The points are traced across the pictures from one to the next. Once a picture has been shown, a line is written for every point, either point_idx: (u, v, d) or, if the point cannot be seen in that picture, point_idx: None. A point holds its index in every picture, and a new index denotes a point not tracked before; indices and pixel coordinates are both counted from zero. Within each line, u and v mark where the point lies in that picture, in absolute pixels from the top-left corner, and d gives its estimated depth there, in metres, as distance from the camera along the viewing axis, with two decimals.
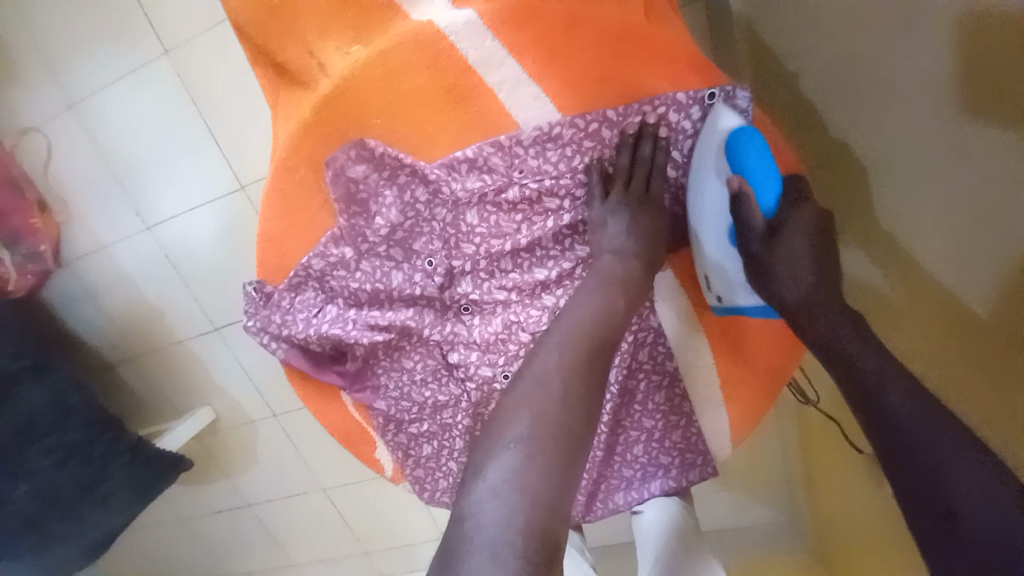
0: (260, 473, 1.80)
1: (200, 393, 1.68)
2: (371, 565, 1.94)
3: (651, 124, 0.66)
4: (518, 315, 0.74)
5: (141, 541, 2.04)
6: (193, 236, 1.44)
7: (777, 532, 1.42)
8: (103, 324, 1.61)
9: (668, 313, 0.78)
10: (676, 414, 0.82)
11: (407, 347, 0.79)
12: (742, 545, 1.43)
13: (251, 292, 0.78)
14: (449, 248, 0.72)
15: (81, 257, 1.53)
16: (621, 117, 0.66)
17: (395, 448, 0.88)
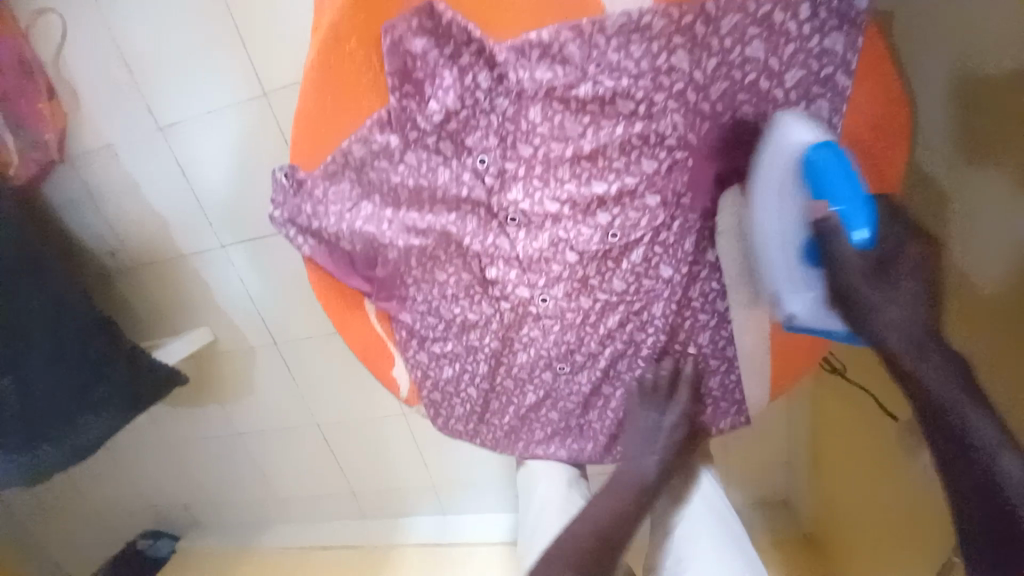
0: (254, 403, 1.77)
1: (200, 313, 1.62)
2: (357, 506, 1.94)
3: (749, 23, 0.60)
4: (568, 232, 0.72)
5: (125, 459, 2.01)
6: (207, 144, 1.35)
7: (773, 516, 1.40)
8: (104, 228, 1.54)
9: (728, 246, 0.71)
10: (717, 358, 0.78)
11: (442, 257, 0.74)
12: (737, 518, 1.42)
13: (282, 178, 0.70)
14: (505, 147, 0.68)
15: (86, 154, 1.43)
16: (718, 13, 0.60)
17: (414, 367, 0.83)
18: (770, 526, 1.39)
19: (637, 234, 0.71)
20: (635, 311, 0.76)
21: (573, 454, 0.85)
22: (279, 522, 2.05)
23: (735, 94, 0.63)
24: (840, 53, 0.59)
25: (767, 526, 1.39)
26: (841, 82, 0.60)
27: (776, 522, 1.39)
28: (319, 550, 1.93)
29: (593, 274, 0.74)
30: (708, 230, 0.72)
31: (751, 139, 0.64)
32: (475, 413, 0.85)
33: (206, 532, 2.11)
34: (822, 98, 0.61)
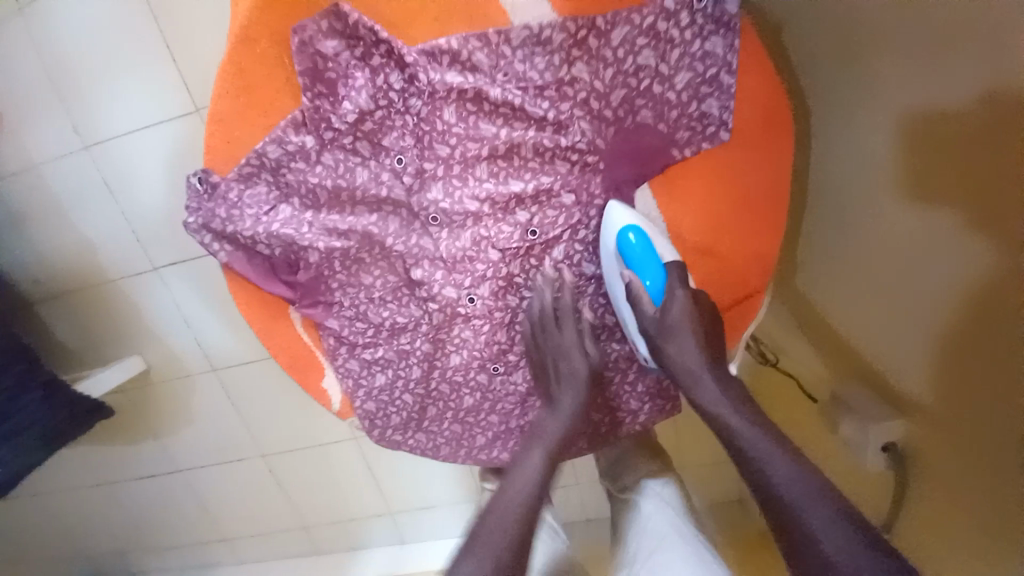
0: (194, 435, 1.66)
1: (132, 340, 1.53)
2: (310, 541, 1.82)
3: (637, 34, 0.64)
4: (489, 230, 0.72)
5: (48, 508, 1.84)
6: (137, 163, 1.30)
7: (735, 517, 1.43)
8: (24, 254, 1.44)
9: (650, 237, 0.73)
10: None
11: (367, 259, 0.74)
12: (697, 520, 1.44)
13: (195, 182, 0.69)
14: (422, 147, 0.70)
15: (6, 177, 1.36)
16: (609, 26, 0.64)
17: (345, 377, 0.81)
18: (734, 527, 1.41)
19: (556, 232, 0.73)
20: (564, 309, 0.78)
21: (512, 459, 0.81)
22: (225, 565, 1.90)
23: (634, 99, 0.67)
24: (720, 55, 0.64)
25: (730, 529, 1.40)
26: (726, 81, 0.65)
27: (736, 523, 1.41)
28: None
29: (518, 274, 0.75)
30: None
31: (654, 138, 0.68)
32: (412, 420, 0.83)
33: None
34: (711, 97, 0.66)
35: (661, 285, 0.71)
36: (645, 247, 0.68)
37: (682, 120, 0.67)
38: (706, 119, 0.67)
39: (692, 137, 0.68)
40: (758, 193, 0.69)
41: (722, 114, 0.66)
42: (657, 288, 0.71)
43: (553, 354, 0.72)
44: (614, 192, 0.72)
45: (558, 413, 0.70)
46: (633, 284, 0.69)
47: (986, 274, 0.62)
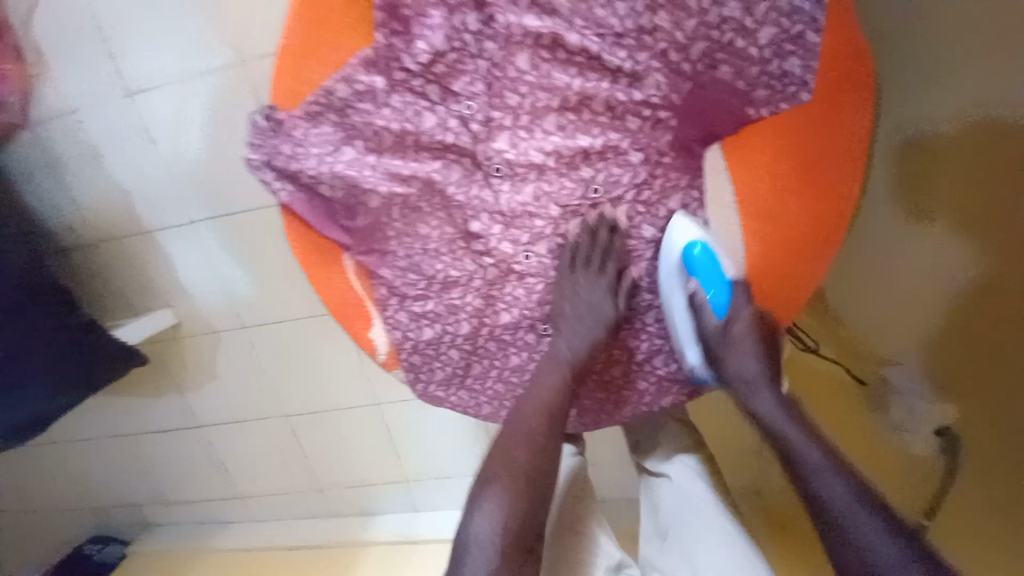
0: (218, 392, 1.68)
1: (163, 293, 1.54)
2: (325, 504, 1.85)
3: None
4: (551, 185, 0.72)
5: (70, 454, 1.87)
6: (179, 114, 1.30)
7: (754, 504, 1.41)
8: (60, 199, 1.45)
9: (716, 201, 0.71)
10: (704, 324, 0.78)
11: (425, 209, 0.73)
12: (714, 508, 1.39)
13: (261, 119, 0.69)
14: (492, 94, 0.69)
15: (46, 119, 1.36)
16: None
17: (393, 328, 0.81)
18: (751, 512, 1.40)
19: (619, 191, 0.72)
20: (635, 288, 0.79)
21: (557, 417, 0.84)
22: (239, 522, 1.93)
23: (715, 55, 0.65)
24: (808, 13, 0.62)
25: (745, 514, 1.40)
26: (811, 40, 0.63)
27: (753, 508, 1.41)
28: (283, 549, 1.84)
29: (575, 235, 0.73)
30: (695, 190, 0.72)
31: (730, 99, 0.66)
32: (455, 376, 0.83)
33: (159, 534, 1.98)
34: (794, 55, 0.64)
35: (726, 298, 0.74)
36: (710, 259, 0.72)
37: (762, 79, 0.65)
38: (786, 79, 0.65)
39: (772, 97, 0.66)
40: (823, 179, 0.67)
41: (804, 75, 0.64)
42: (722, 301, 0.75)
43: (584, 298, 0.74)
44: (685, 152, 0.71)
45: (572, 342, 0.75)
46: (698, 295, 0.75)
47: (999, 282, 0.86)
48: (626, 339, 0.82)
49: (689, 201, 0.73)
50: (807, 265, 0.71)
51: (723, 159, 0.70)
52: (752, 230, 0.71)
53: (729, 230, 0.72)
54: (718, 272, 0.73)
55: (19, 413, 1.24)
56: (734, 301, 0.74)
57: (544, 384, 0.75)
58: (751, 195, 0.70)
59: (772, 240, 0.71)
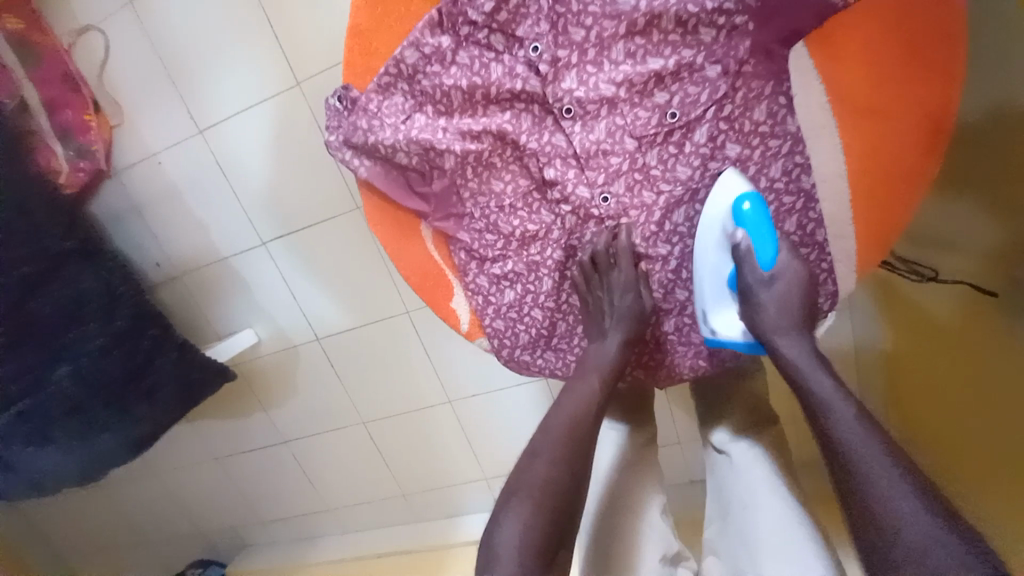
0: (299, 406, 1.75)
1: (241, 315, 1.63)
2: (408, 509, 1.86)
3: None
4: (625, 117, 0.72)
5: (170, 481, 1.99)
6: (244, 141, 1.39)
7: (819, 480, 1.26)
8: (148, 238, 1.58)
9: (806, 107, 0.67)
10: (806, 246, 0.73)
11: (498, 164, 0.75)
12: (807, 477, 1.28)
13: (337, 100, 0.72)
14: (556, 32, 0.70)
15: (130, 165, 1.50)
16: None
17: (475, 294, 0.82)
18: (813, 488, 1.25)
19: (697, 111, 0.71)
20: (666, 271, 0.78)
21: (644, 369, 0.83)
22: (328, 535, 1.98)
23: None
24: None
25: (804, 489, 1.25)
26: None
27: (813, 482, 1.26)
28: (372, 558, 1.86)
29: (655, 164, 0.73)
30: (781, 96, 0.69)
31: None
32: (541, 338, 0.82)
33: (254, 553, 2.05)
34: None
35: (772, 252, 0.69)
36: (761, 215, 0.68)
37: None
38: None
39: None
40: (917, 89, 0.63)
41: None
42: (769, 256, 0.69)
43: (605, 292, 0.75)
44: (764, 56, 0.69)
45: (604, 349, 0.74)
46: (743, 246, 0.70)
47: None
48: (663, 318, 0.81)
49: (774, 110, 0.70)
50: (918, 165, 0.66)
51: (808, 63, 0.66)
52: (845, 146, 0.67)
53: (819, 134, 0.68)
54: (767, 227, 0.68)
55: (130, 434, 1.33)
56: (781, 258, 0.69)
57: (596, 365, 0.74)
58: (842, 105, 0.66)
59: (867, 145, 0.67)
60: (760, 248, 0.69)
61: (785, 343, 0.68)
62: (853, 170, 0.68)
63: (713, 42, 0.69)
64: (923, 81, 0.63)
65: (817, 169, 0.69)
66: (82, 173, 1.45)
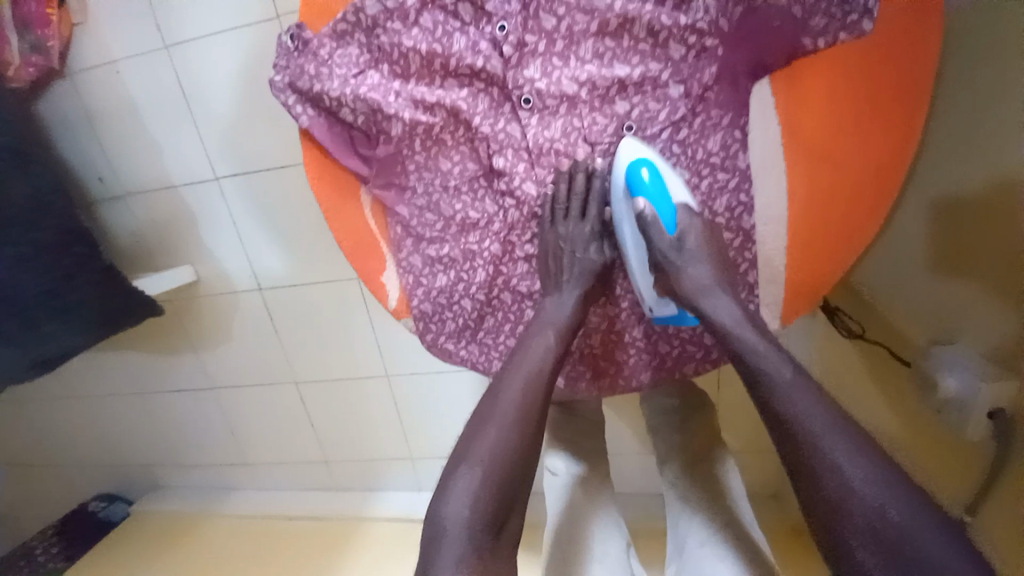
0: (232, 354, 1.68)
1: (183, 250, 1.55)
2: (328, 476, 1.83)
3: None
4: (583, 120, 0.69)
5: (85, 410, 1.89)
6: (211, 67, 1.31)
7: (769, 512, 1.35)
8: (93, 150, 1.47)
9: (762, 146, 0.67)
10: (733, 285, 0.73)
11: (448, 141, 0.71)
12: (759, 506, 1.37)
13: (287, 38, 0.68)
14: (527, 14, 0.67)
15: (85, 69, 1.38)
16: None
17: (406, 272, 0.78)
18: (764, 520, 1.34)
19: (655, 128, 0.69)
20: (606, 283, 0.78)
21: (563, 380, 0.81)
22: (243, 489, 1.93)
23: None
24: None
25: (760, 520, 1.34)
26: None
27: (768, 515, 1.35)
28: (282, 521, 1.82)
29: (605, 173, 0.72)
30: (738, 130, 0.68)
31: (783, 25, 0.63)
32: (467, 328, 0.79)
33: (164, 496, 1.98)
34: None
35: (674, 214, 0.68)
36: (656, 177, 0.67)
37: (820, 5, 0.61)
38: (846, 7, 0.61)
39: (830, 26, 0.62)
40: (868, 147, 0.64)
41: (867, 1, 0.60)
42: (671, 218, 0.68)
43: (558, 240, 0.72)
44: (730, 85, 0.67)
45: (542, 334, 0.70)
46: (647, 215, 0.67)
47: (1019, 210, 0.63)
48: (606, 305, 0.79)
49: (729, 142, 0.68)
50: (863, 214, 0.66)
51: (768, 104, 0.66)
52: (789, 187, 0.67)
53: (768, 174, 0.68)
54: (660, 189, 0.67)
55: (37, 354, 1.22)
56: (680, 218, 0.68)
57: (553, 315, 0.71)
58: (794, 145, 0.66)
59: (814, 192, 0.67)
60: (661, 210, 0.68)
61: (712, 304, 0.65)
62: (792, 213, 0.68)
63: (683, 61, 0.67)
64: (879, 141, 0.63)
65: (760, 211, 0.69)
66: (32, 68, 1.34)
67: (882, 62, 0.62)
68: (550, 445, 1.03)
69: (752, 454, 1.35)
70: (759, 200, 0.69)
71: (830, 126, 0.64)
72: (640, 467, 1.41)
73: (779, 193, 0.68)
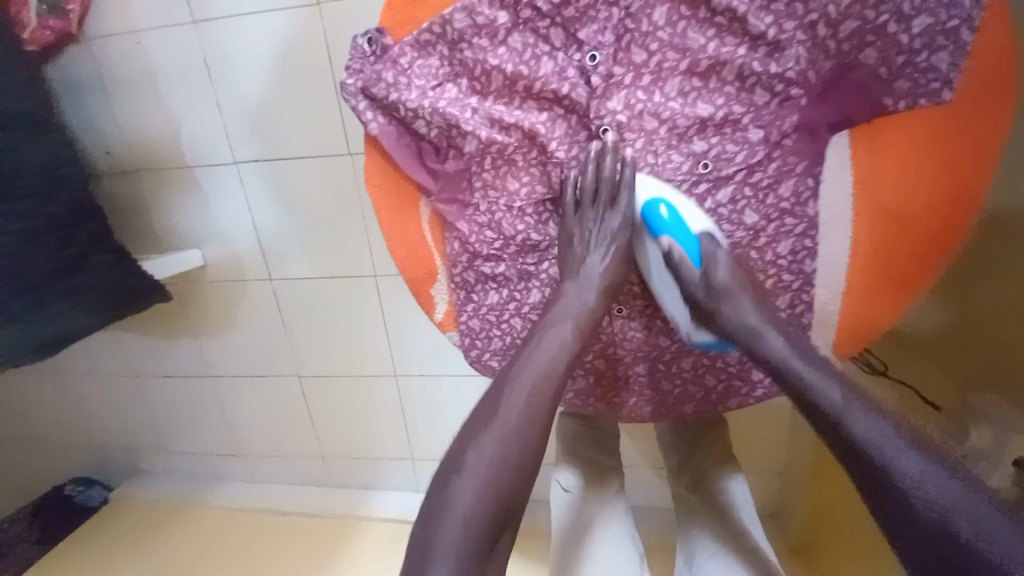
0: (235, 343, 1.63)
1: (193, 233, 1.49)
2: (323, 471, 1.80)
3: None
4: (659, 157, 0.71)
5: (70, 388, 1.81)
6: (244, 49, 1.25)
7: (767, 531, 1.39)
8: (106, 121, 1.40)
9: (831, 197, 0.70)
10: None
11: (520, 162, 0.71)
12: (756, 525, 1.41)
13: (366, 42, 0.67)
14: (619, 46, 0.67)
15: (107, 37, 1.30)
16: None
17: (458, 287, 0.77)
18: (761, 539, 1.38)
19: (730, 169, 0.70)
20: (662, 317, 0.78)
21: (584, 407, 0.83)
22: (233, 479, 1.88)
23: (864, 36, 0.63)
24: (967, 7, 0.60)
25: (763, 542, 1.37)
26: (964, 38, 0.60)
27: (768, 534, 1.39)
28: (274, 515, 1.78)
29: None
30: (811, 178, 0.70)
31: (867, 84, 0.65)
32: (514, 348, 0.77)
33: (147, 482, 1.91)
34: (943, 50, 0.61)
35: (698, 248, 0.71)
36: (675, 220, 0.70)
37: (905, 70, 0.63)
38: (930, 74, 0.62)
39: (911, 90, 0.63)
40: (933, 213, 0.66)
41: (949, 71, 0.62)
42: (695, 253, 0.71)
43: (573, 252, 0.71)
44: (808, 136, 0.69)
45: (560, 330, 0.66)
46: (675, 252, 0.70)
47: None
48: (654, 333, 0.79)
49: (801, 189, 0.70)
50: (920, 267, 0.69)
51: (839, 159, 0.68)
52: (855, 241, 0.70)
53: (835, 223, 0.70)
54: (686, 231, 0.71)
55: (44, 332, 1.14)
56: (705, 248, 0.70)
57: (565, 317, 0.66)
58: (866, 203, 0.69)
59: (877, 244, 0.70)
60: (686, 247, 0.71)
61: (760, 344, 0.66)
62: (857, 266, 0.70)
63: (765, 107, 0.68)
64: (945, 204, 0.66)
65: (822, 259, 0.72)
66: (49, 32, 1.27)
67: (957, 129, 0.64)
68: (560, 459, 1.03)
69: (753, 473, 1.38)
70: (819, 245, 0.72)
71: (898, 184, 0.67)
72: (645, 482, 1.44)
73: (840, 243, 0.71)
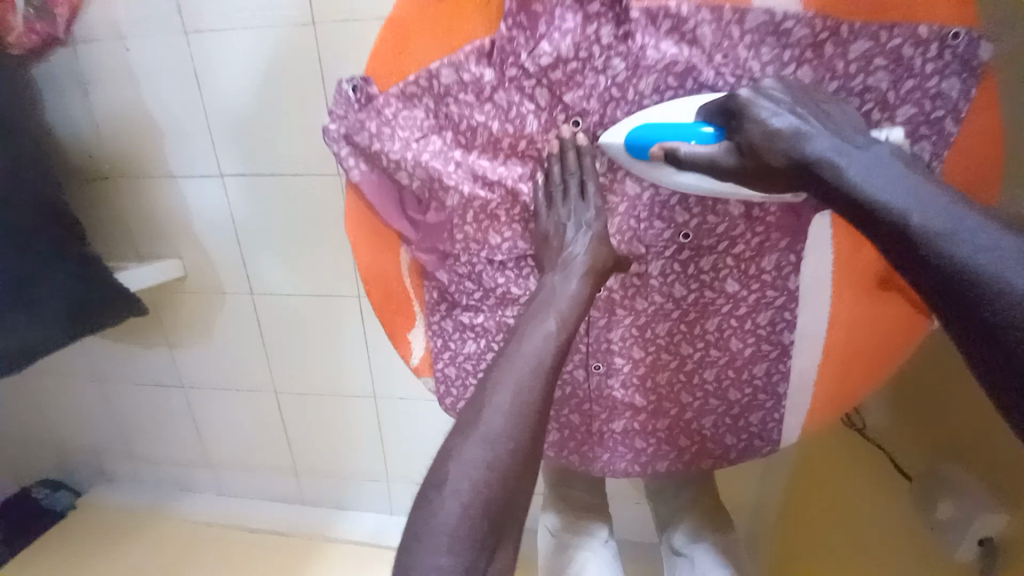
0: (211, 354, 1.59)
1: (173, 242, 1.45)
2: (295, 488, 1.76)
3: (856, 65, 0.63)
4: (638, 223, 0.72)
5: (39, 391, 1.76)
6: (235, 63, 1.23)
7: None
8: (87, 124, 1.36)
9: (811, 272, 0.71)
10: (717, 399, 0.77)
11: (502, 217, 0.72)
12: None
13: (352, 89, 0.68)
14: (606, 111, 0.67)
15: (94, 41, 1.28)
16: (836, 48, 0.63)
17: (435, 334, 0.78)
18: None
19: (709, 240, 0.71)
20: (638, 380, 0.78)
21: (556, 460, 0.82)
22: (203, 491, 1.83)
23: None
24: (953, 98, 0.63)
25: None
26: (949, 128, 0.64)
27: None
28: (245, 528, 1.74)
29: (655, 275, 0.74)
30: (793, 254, 0.70)
31: None
32: None
33: (115, 488, 1.86)
34: (928, 139, 0.65)
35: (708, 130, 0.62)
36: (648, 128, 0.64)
37: None
38: None
39: None
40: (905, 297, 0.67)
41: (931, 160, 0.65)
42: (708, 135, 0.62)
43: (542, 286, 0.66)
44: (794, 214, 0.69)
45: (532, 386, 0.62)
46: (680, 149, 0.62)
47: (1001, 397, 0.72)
48: (629, 395, 0.78)
49: (783, 263, 0.71)
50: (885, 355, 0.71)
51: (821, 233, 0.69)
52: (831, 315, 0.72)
53: (812, 298, 0.72)
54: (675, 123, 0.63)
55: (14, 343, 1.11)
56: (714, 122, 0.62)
57: None
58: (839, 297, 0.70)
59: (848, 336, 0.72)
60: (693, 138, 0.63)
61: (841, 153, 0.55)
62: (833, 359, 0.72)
63: None
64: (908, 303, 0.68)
65: (801, 330, 0.73)
66: (36, 36, 1.24)
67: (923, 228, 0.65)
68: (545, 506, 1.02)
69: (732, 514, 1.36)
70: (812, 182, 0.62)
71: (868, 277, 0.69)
72: (621, 513, 1.43)
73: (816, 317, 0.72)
